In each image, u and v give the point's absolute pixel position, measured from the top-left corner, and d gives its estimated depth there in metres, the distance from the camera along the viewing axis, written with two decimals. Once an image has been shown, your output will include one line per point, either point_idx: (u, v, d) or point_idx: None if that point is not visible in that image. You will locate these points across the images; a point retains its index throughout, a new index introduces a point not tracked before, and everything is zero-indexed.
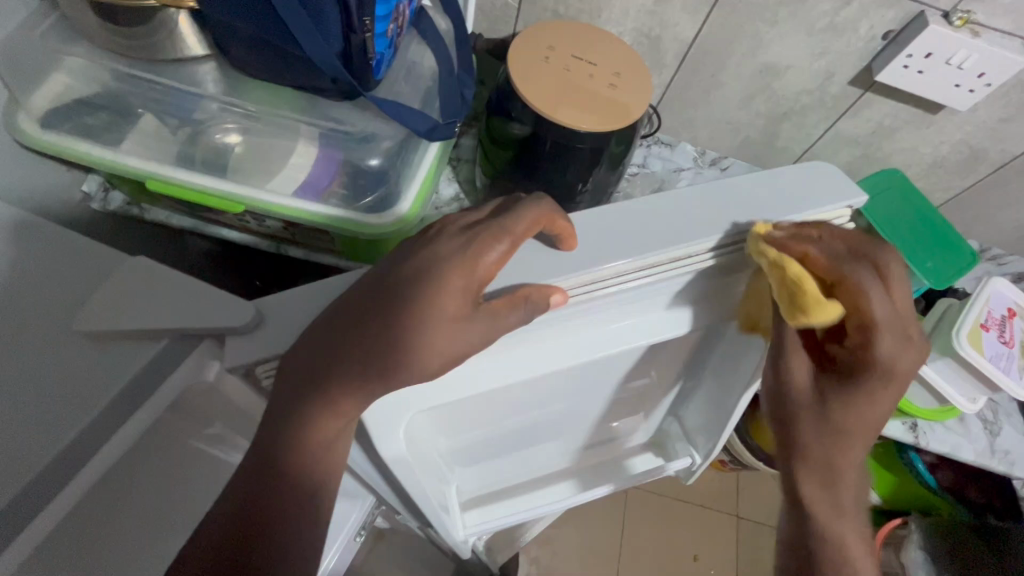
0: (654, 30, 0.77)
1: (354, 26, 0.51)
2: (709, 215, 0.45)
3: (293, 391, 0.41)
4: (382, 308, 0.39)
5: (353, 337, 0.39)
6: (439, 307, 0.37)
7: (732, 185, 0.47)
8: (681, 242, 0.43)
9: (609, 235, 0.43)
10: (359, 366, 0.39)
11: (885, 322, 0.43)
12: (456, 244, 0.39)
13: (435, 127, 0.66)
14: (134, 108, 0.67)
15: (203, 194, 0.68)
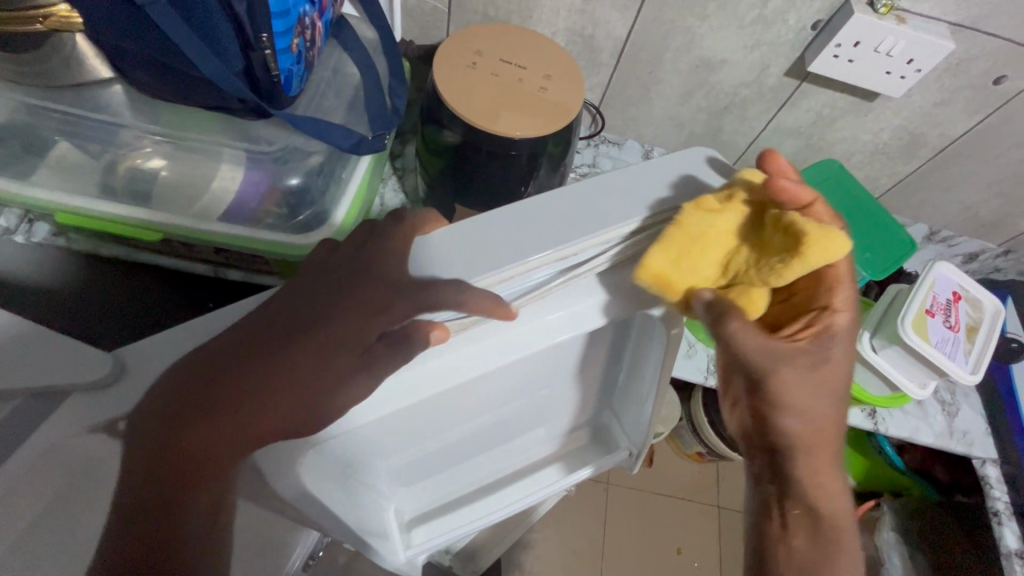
0: (586, 28, 0.75)
1: (252, 43, 0.49)
2: (599, 211, 0.40)
3: (180, 419, 0.36)
4: (285, 337, 0.36)
5: (254, 363, 0.36)
6: (332, 360, 0.36)
7: (619, 176, 0.42)
8: (570, 241, 0.38)
9: (505, 235, 0.38)
10: (258, 392, 0.36)
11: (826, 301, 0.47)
12: (351, 292, 0.36)
13: (360, 142, 0.64)
14: (44, 138, 0.64)
15: (118, 223, 0.65)
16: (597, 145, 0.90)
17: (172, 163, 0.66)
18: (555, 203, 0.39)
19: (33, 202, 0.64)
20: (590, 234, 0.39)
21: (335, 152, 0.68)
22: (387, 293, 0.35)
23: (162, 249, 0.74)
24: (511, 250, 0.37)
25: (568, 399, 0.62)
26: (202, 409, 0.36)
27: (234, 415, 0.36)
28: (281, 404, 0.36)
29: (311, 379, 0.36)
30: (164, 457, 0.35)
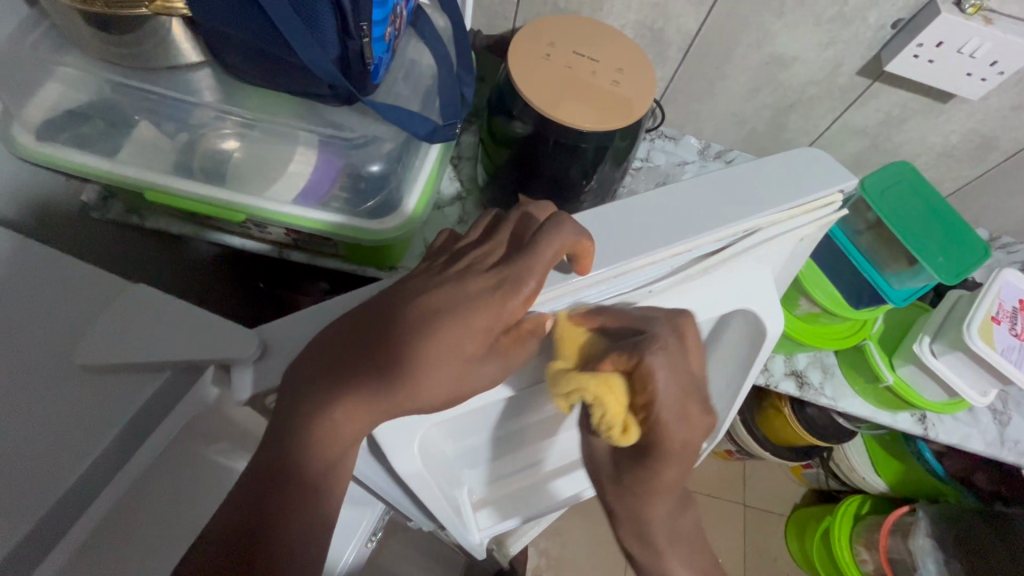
0: (657, 22, 0.75)
1: (350, 30, 0.50)
2: (710, 209, 0.46)
3: (314, 387, 0.38)
4: (415, 319, 0.36)
5: (386, 342, 0.37)
6: (460, 348, 0.36)
7: (727, 180, 0.48)
8: (682, 238, 0.44)
9: (627, 232, 0.44)
10: (381, 374, 0.36)
11: (666, 403, 0.39)
12: (487, 283, 0.37)
13: (435, 130, 0.65)
14: (128, 117, 0.66)
15: (204, 205, 0.66)
16: (654, 139, 0.89)
17: (247, 143, 0.67)
18: (654, 209, 0.46)
19: (123, 180, 0.65)
20: (696, 233, 0.44)
21: (408, 140, 0.69)
22: (513, 279, 0.37)
23: (237, 229, 0.75)
24: (612, 250, 0.43)
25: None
26: (333, 378, 0.37)
27: (357, 391, 0.36)
28: (403, 390, 0.36)
29: (433, 366, 0.36)
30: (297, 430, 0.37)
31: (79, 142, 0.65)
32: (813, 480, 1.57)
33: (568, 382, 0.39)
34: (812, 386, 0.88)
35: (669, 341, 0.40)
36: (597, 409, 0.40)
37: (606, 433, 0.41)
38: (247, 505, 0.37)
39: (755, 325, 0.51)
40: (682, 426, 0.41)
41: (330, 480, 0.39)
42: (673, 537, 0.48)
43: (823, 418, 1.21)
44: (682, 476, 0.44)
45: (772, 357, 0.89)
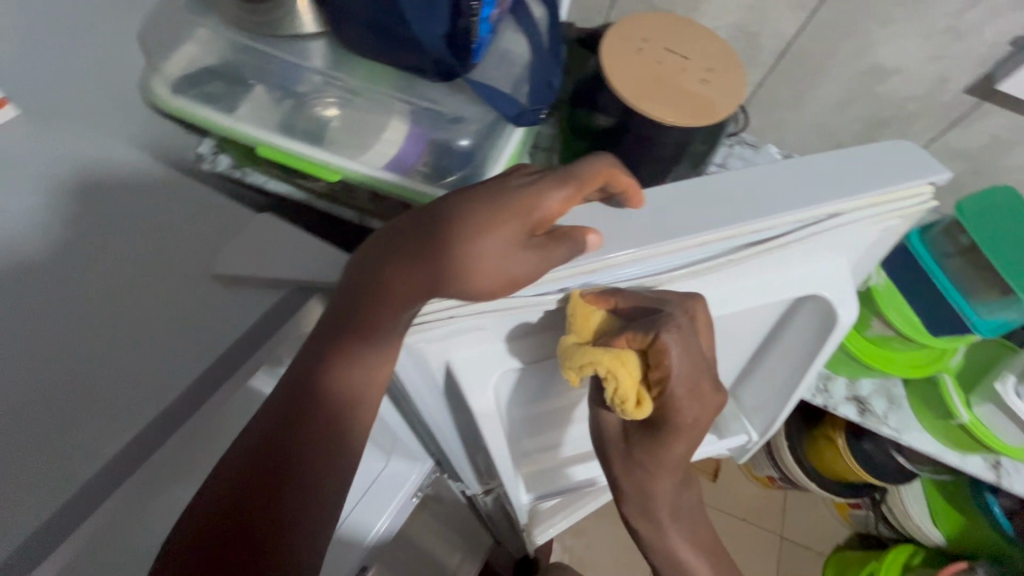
0: (752, 25, 0.75)
1: (462, 9, 0.55)
2: (788, 191, 0.46)
3: (372, 269, 0.43)
4: (467, 218, 0.41)
5: (440, 233, 0.41)
6: (499, 233, 0.40)
7: (810, 163, 0.47)
8: (757, 216, 0.44)
9: (702, 206, 0.45)
10: (428, 258, 0.41)
11: (677, 378, 0.46)
12: (524, 179, 0.42)
13: (522, 113, 0.70)
14: (247, 79, 0.72)
15: (303, 162, 0.71)
16: (733, 145, 0.86)
17: (347, 111, 0.72)
18: (727, 188, 0.46)
19: (238, 134, 0.71)
20: (769, 213, 0.44)
21: (495, 123, 0.72)
22: (553, 180, 0.42)
23: (327, 195, 0.80)
24: (682, 222, 0.44)
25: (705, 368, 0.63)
26: (388, 259, 0.43)
27: (408, 272, 0.42)
28: (450, 259, 0.40)
29: (472, 240, 0.40)
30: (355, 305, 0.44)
31: (205, 97, 0.72)
32: (860, 522, 1.49)
33: (586, 355, 0.45)
34: (875, 414, 0.85)
35: (684, 324, 0.45)
36: (611, 381, 0.46)
37: (619, 404, 0.47)
38: (307, 373, 0.46)
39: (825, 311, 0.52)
40: (690, 401, 0.48)
41: (376, 354, 0.46)
42: (675, 512, 0.57)
43: (880, 454, 1.16)
44: (686, 455, 0.52)
45: (834, 380, 0.87)
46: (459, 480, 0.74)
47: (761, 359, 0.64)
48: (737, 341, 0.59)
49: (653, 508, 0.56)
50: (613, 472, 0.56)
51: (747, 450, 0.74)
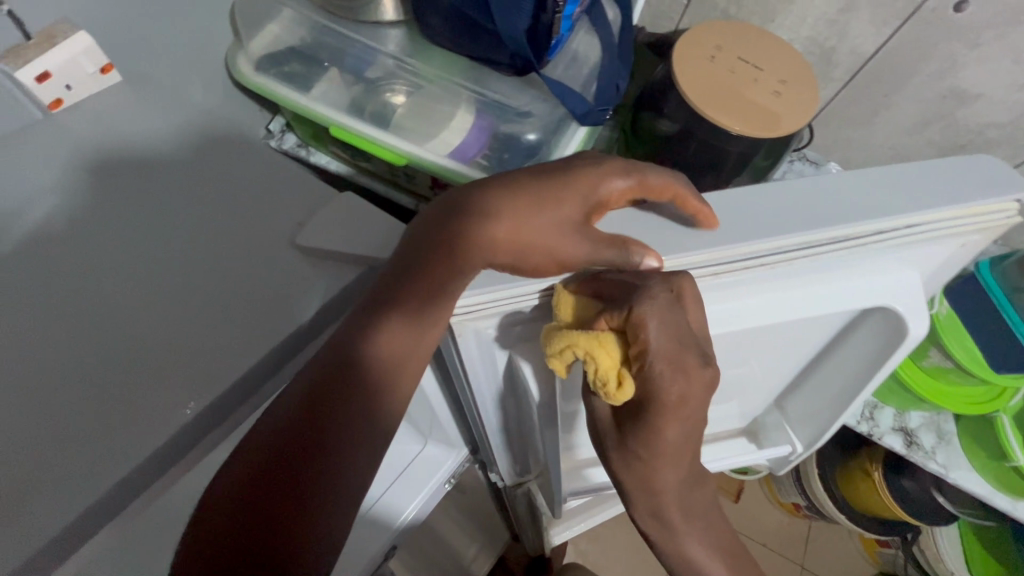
0: (830, 40, 0.74)
1: (547, 5, 0.55)
2: (866, 201, 0.43)
3: (436, 237, 0.45)
4: (532, 188, 0.44)
5: (510, 199, 0.44)
6: (564, 208, 0.43)
7: (886, 175, 0.45)
8: (838, 225, 0.42)
9: (775, 212, 0.43)
10: (492, 221, 0.43)
11: (659, 349, 0.41)
12: (584, 162, 0.45)
13: (589, 112, 0.70)
14: (323, 60, 0.75)
15: (371, 143, 0.73)
16: (794, 161, 0.85)
17: (415, 98, 0.74)
18: (812, 195, 0.44)
19: (313, 113, 0.73)
20: (859, 221, 0.42)
21: (559, 121, 0.72)
22: (620, 166, 0.44)
23: (389, 177, 0.82)
24: (762, 225, 0.43)
25: (759, 373, 0.62)
26: (453, 228, 0.44)
27: (474, 234, 0.43)
28: (510, 231, 0.43)
29: (533, 216, 0.43)
30: (414, 273, 0.45)
31: (284, 76, 0.75)
32: (888, 562, 1.43)
33: (563, 339, 0.41)
34: (923, 448, 0.82)
35: (660, 296, 0.40)
36: (590, 364, 0.41)
37: (601, 389, 0.42)
38: (347, 343, 0.45)
39: (895, 326, 0.50)
40: (680, 377, 0.41)
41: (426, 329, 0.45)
42: (687, 511, 0.49)
43: (919, 491, 1.13)
44: (687, 440, 0.45)
45: (881, 410, 0.84)
46: (494, 469, 0.75)
47: (816, 367, 0.62)
48: (797, 349, 0.58)
49: (656, 507, 0.49)
50: (612, 468, 0.48)
51: (789, 461, 0.74)
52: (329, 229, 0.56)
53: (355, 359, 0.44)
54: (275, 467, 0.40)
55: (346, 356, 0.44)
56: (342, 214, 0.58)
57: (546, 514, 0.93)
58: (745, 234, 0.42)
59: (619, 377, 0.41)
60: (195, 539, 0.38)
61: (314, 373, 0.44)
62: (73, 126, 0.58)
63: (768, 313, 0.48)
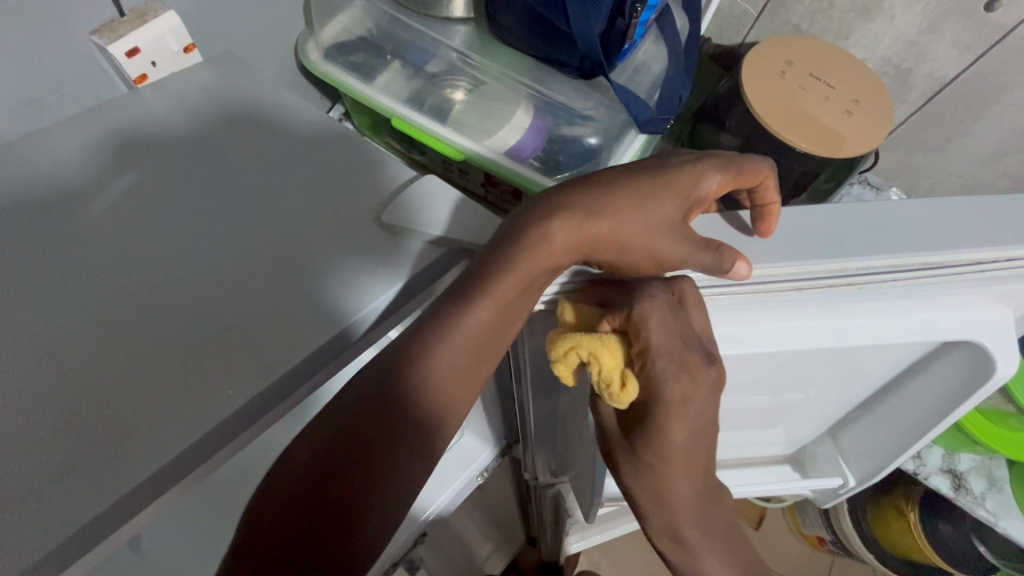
0: (907, 61, 0.71)
1: (624, 10, 0.57)
2: (966, 229, 0.41)
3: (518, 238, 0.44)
4: (629, 184, 0.44)
5: (604, 194, 0.44)
6: (660, 203, 0.43)
7: (992, 205, 0.42)
8: (925, 251, 0.40)
9: (864, 233, 0.41)
10: (586, 215, 0.43)
11: (662, 347, 0.40)
12: (687, 160, 0.46)
13: (652, 120, 0.68)
14: (389, 51, 0.76)
15: (429, 136, 0.74)
16: (855, 184, 0.82)
17: (474, 95, 0.75)
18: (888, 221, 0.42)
19: (375, 103, 0.75)
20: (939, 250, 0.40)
21: (620, 127, 0.72)
22: (714, 162, 0.45)
23: (442, 171, 0.82)
24: (833, 244, 0.41)
25: (820, 394, 0.59)
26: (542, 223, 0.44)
27: (566, 229, 0.43)
28: (611, 223, 0.43)
29: (638, 210, 0.43)
30: (492, 275, 0.44)
31: (350, 65, 0.76)
32: None
33: (566, 341, 0.41)
34: (971, 493, 0.79)
35: (658, 296, 0.41)
36: (594, 366, 0.41)
37: (607, 392, 0.41)
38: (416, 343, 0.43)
39: (980, 363, 0.47)
40: (681, 377, 0.39)
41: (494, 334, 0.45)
42: (704, 530, 0.46)
43: (957, 537, 1.08)
44: (698, 445, 0.42)
45: (929, 448, 0.81)
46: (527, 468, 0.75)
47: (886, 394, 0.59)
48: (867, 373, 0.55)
49: (673, 523, 0.46)
50: (624, 481, 0.46)
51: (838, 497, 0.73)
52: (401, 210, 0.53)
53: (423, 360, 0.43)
54: (339, 452, 0.40)
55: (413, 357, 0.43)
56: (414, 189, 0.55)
57: (569, 519, 0.92)
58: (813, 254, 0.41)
59: (620, 377, 0.40)
60: (265, 501, 0.39)
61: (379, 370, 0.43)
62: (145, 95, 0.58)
63: (843, 339, 0.44)
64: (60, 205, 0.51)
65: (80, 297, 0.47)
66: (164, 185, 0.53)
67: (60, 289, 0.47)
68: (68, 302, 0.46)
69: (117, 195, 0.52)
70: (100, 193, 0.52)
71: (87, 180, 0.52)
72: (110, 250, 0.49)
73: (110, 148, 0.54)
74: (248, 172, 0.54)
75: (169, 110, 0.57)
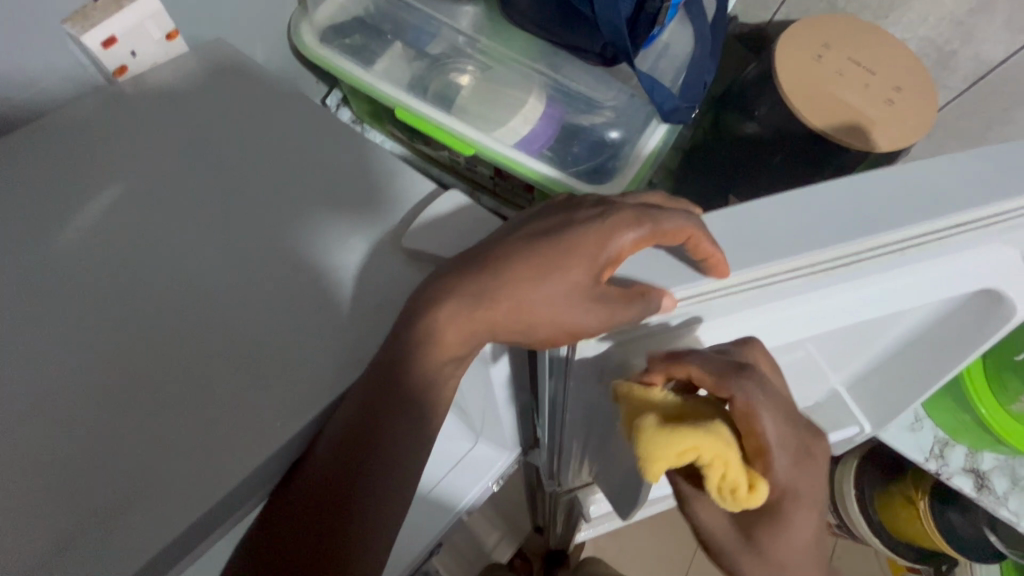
0: (951, 43, 0.66)
1: None
2: (972, 185, 0.35)
3: (430, 299, 0.39)
4: (532, 245, 0.37)
5: (505, 261, 0.37)
6: (567, 272, 0.35)
7: (986, 155, 0.37)
8: (938, 215, 0.34)
9: (869, 204, 0.35)
10: (484, 283, 0.38)
11: (780, 441, 0.32)
12: (590, 215, 0.36)
13: (676, 109, 0.63)
14: (389, 34, 0.70)
15: (434, 129, 0.69)
16: None
17: (481, 80, 0.69)
18: (907, 189, 0.36)
19: (375, 92, 0.69)
20: (959, 210, 0.34)
21: (639, 118, 0.67)
22: (638, 211, 0.35)
23: (449, 165, 0.78)
24: (846, 220, 0.35)
25: (820, 362, 0.50)
26: (449, 292, 0.38)
27: (472, 303, 0.38)
28: (506, 305, 0.37)
29: (530, 284, 0.37)
30: (416, 343, 0.38)
31: (348, 49, 0.70)
32: None
33: (680, 443, 0.31)
34: (994, 493, 0.77)
35: (756, 379, 0.33)
36: (713, 472, 0.32)
37: (730, 498, 0.33)
38: (352, 415, 0.39)
39: (986, 307, 0.42)
40: (800, 458, 0.34)
41: (442, 383, 0.42)
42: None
43: (968, 526, 1.07)
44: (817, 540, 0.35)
45: (952, 447, 0.79)
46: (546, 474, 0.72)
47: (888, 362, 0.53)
48: (868, 343, 0.49)
49: None
50: None
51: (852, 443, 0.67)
52: (422, 223, 0.45)
53: (364, 427, 0.39)
54: (311, 515, 0.39)
55: (357, 419, 0.39)
56: (440, 197, 0.47)
57: (581, 518, 0.90)
58: (844, 233, 0.34)
59: (753, 484, 0.32)
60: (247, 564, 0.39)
61: (332, 435, 0.40)
62: (123, 83, 0.52)
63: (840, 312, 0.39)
64: (26, 208, 0.44)
65: (49, 318, 0.40)
66: (137, 182, 0.46)
67: (25, 307, 0.40)
68: (30, 324, 0.40)
69: (92, 199, 0.45)
70: (63, 193, 0.45)
71: (51, 178, 0.46)
72: (69, 258, 0.43)
73: (76, 141, 0.48)
74: (231, 168, 0.48)
75: (154, 101, 0.51)
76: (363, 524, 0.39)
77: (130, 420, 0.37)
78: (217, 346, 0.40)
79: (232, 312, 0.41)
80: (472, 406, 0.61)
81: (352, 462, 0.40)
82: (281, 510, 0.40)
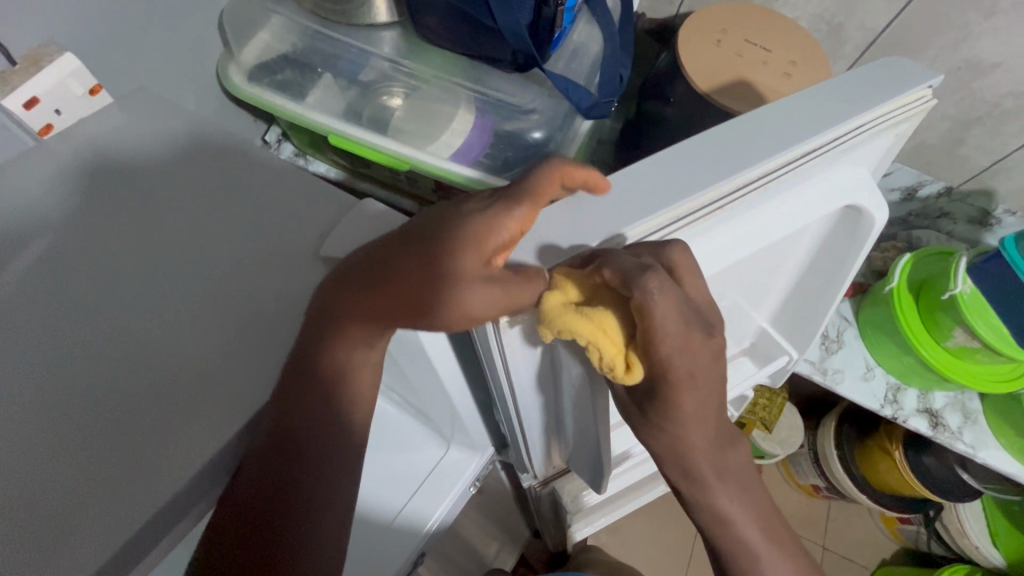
0: (838, 16, 0.72)
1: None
2: (806, 119, 0.40)
3: (341, 301, 0.41)
4: (423, 243, 0.38)
5: (400, 261, 0.38)
6: (460, 265, 0.36)
7: (816, 91, 0.42)
8: (785, 147, 0.38)
9: (726, 149, 0.39)
10: (387, 286, 0.38)
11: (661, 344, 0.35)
12: (475, 205, 0.37)
13: (595, 105, 0.66)
14: (315, 65, 0.72)
15: (365, 149, 0.71)
16: None
17: (411, 100, 0.71)
18: (758, 126, 0.40)
19: (309, 123, 0.71)
20: (800, 141, 0.39)
21: (557, 117, 0.70)
22: (513, 186, 0.38)
23: (391, 182, 0.80)
24: (713, 167, 0.38)
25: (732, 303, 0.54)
26: (354, 293, 0.40)
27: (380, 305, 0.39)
28: (412, 304, 0.38)
29: (431, 281, 0.37)
30: (342, 342, 0.41)
31: (278, 85, 0.73)
32: (910, 539, 1.42)
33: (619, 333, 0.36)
34: (948, 429, 0.81)
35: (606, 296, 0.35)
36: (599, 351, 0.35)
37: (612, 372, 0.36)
38: (291, 420, 0.42)
39: (853, 224, 0.47)
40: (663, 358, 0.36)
41: (366, 377, 0.44)
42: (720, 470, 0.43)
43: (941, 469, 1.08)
44: (708, 406, 0.39)
45: (903, 390, 0.83)
46: (521, 468, 0.73)
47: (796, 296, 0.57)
48: (770, 277, 0.53)
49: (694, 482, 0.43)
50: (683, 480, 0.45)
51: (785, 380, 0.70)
52: (353, 235, 0.48)
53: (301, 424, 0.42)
54: (255, 523, 0.40)
55: (295, 421, 0.42)
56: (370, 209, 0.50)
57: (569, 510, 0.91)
58: (711, 174, 0.38)
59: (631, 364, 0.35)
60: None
61: (267, 443, 0.42)
62: (51, 141, 0.53)
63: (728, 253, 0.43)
64: None
65: None
66: (69, 230, 0.48)
67: None
68: None
69: (24, 257, 0.46)
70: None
71: None
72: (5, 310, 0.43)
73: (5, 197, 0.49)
74: (165, 207, 0.50)
75: (82, 153, 0.52)
76: (313, 514, 0.42)
77: (80, 464, 0.38)
78: (165, 379, 0.42)
79: (177, 346, 0.43)
80: (433, 410, 0.62)
81: (289, 461, 0.42)
82: (223, 523, 0.41)
